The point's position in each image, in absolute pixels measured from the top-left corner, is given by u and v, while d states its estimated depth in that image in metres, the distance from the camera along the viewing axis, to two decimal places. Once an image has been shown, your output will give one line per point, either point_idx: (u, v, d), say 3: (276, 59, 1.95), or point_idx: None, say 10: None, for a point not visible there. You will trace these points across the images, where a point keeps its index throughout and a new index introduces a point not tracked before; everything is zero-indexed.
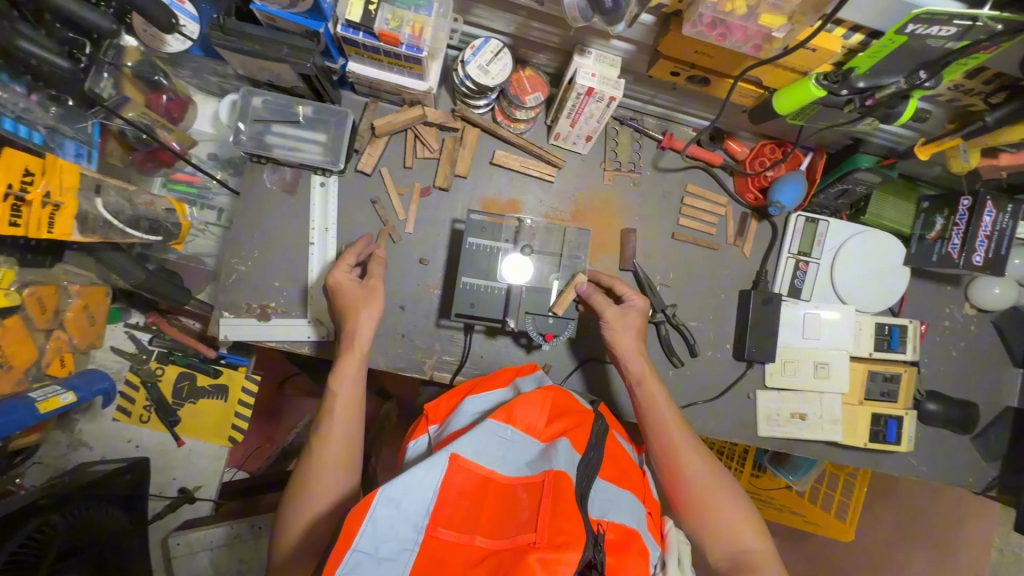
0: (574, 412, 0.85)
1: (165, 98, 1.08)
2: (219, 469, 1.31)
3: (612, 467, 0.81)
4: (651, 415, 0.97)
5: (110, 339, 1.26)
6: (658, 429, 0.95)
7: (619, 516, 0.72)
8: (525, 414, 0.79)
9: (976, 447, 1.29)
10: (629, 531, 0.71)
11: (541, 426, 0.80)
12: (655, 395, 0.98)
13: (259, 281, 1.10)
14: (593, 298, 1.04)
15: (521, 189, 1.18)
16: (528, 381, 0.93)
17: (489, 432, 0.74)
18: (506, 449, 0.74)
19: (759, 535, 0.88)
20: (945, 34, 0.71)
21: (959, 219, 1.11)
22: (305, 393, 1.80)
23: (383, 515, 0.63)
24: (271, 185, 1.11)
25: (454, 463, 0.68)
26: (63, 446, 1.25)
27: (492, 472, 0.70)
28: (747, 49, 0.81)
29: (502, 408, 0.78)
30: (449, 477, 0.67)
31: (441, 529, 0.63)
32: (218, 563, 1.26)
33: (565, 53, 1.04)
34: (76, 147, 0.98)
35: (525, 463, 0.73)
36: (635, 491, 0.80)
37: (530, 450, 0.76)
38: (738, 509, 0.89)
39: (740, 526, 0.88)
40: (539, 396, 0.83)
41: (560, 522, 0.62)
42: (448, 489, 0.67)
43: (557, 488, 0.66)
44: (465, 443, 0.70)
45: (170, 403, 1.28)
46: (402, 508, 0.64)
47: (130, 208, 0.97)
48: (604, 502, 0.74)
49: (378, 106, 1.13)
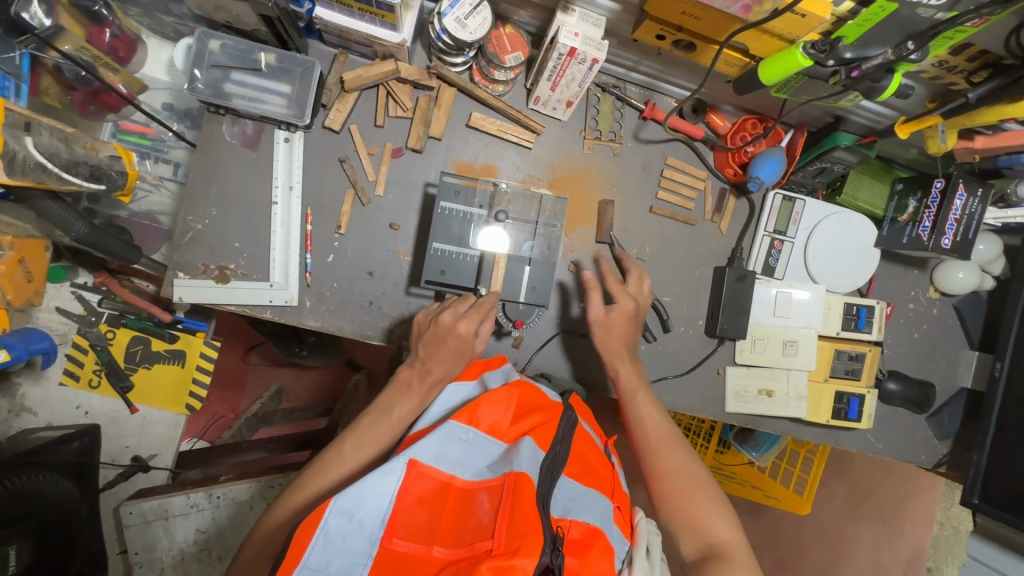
0: (542, 408, 0.85)
1: (109, 33, 1.00)
2: (176, 438, 1.26)
3: (580, 465, 0.81)
4: (633, 411, 0.98)
5: (55, 299, 1.18)
6: (637, 420, 0.97)
7: (582, 514, 0.71)
8: (490, 412, 0.79)
9: (930, 425, 1.33)
10: (593, 529, 0.70)
11: (506, 425, 0.79)
12: (636, 390, 1.00)
13: (216, 241, 1.04)
14: (591, 291, 1.04)
15: (498, 154, 1.13)
16: (495, 376, 0.91)
17: (449, 434, 0.74)
18: (467, 452, 0.73)
19: (733, 525, 0.86)
20: (936, 4, 0.70)
21: (931, 201, 1.11)
22: (271, 361, 1.75)
23: (336, 527, 0.60)
24: (230, 138, 1.04)
25: (411, 470, 0.66)
26: (4, 412, 1.17)
27: (452, 476, 0.69)
28: (735, 9, 0.77)
29: (465, 409, 0.78)
30: (407, 485, 0.66)
31: (396, 540, 0.61)
32: (177, 531, 1.21)
33: (547, 10, 0.99)
34: (2, 77, 0.88)
35: (487, 466, 0.73)
36: (600, 486, 0.80)
37: (492, 452, 0.75)
38: (715, 498, 0.88)
39: (714, 514, 0.86)
40: (504, 394, 0.82)
41: (518, 525, 0.62)
42: (405, 497, 0.65)
43: (516, 490, 0.66)
44: (424, 448, 0.70)
45: (122, 368, 1.22)
46: (356, 519, 0.61)
47: (69, 152, 0.89)
48: (567, 502, 0.73)
49: (347, 58, 1.06)
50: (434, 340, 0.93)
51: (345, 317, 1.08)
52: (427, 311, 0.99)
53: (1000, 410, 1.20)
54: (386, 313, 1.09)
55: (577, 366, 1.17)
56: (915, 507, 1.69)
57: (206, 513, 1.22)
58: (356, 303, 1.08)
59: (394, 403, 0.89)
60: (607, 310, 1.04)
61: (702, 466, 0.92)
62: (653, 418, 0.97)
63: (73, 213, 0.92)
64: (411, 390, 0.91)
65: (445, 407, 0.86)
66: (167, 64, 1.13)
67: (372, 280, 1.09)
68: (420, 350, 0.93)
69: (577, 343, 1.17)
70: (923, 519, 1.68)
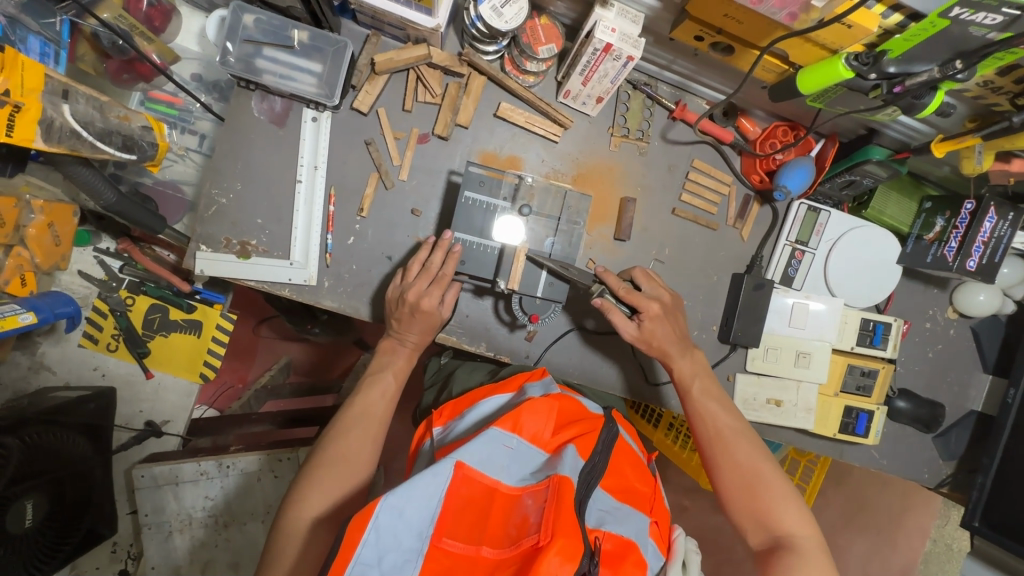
0: (581, 419, 0.89)
1: (146, 3, 1.00)
2: (188, 405, 1.29)
3: (616, 479, 0.84)
4: (697, 405, 0.99)
5: (77, 263, 1.20)
6: (699, 413, 0.99)
7: (616, 526, 0.75)
8: (532, 422, 0.82)
9: (936, 445, 1.33)
10: (628, 542, 0.73)
11: (547, 436, 0.83)
12: (691, 382, 1.01)
13: (240, 215, 1.05)
14: (610, 314, 1.01)
15: (524, 146, 1.12)
16: (536, 387, 0.94)
17: (495, 441, 0.77)
18: (511, 459, 0.77)
19: (807, 518, 0.86)
20: (990, 23, 0.67)
21: (960, 222, 1.10)
22: (282, 335, 1.78)
23: (386, 522, 0.65)
24: (259, 114, 1.04)
25: (458, 472, 0.70)
26: (23, 368, 1.19)
27: (497, 482, 0.73)
28: (781, 17, 0.75)
29: (509, 416, 0.81)
30: (454, 486, 0.70)
31: (445, 539, 0.66)
32: (186, 498, 1.23)
33: (584, 2, 0.98)
34: (41, 44, 0.88)
35: (530, 473, 0.77)
36: (636, 502, 0.83)
37: (534, 460, 0.79)
38: (787, 495, 0.88)
39: (785, 510, 0.87)
40: (545, 405, 0.85)
41: (561, 522, 0.65)
42: (453, 498, 0.70)
43: (559, 494, 0.69)
44: (471, 451, 0.73)
45: (140, 334, 1.24)
46: (405, 516, 0.66)
47: (102, 121, 0.89)
48: (601, 513, 0.76)
49: (379, 40, 1.05)
50: (401, 319, 1.00)
51: (362, 300, 1.09)
52: (394, 285, 1.02)
53: (1009, 436, 1.20)
54: None
55: (587, 362, 1.18)
56: (910, 523, 1.70)
57: (215, 481, 1.25)
58: (373, 285, 1.09)
59: (383, 364, 1.01)
60: (637, 323, 1.01)
61: (770, 459, 0.92)
62: (713, 413, 0.98)
63: (102, 181, 0.93)
64: (397, 352, 1.02)
65: (482, 413, 0.90)
66: (199, 35, 1.13)
67: (390, 264, 1.09)
68: (395, 322, 1.02)
69: (589, 339, 1.17)
70: (916, 535, 1.69)
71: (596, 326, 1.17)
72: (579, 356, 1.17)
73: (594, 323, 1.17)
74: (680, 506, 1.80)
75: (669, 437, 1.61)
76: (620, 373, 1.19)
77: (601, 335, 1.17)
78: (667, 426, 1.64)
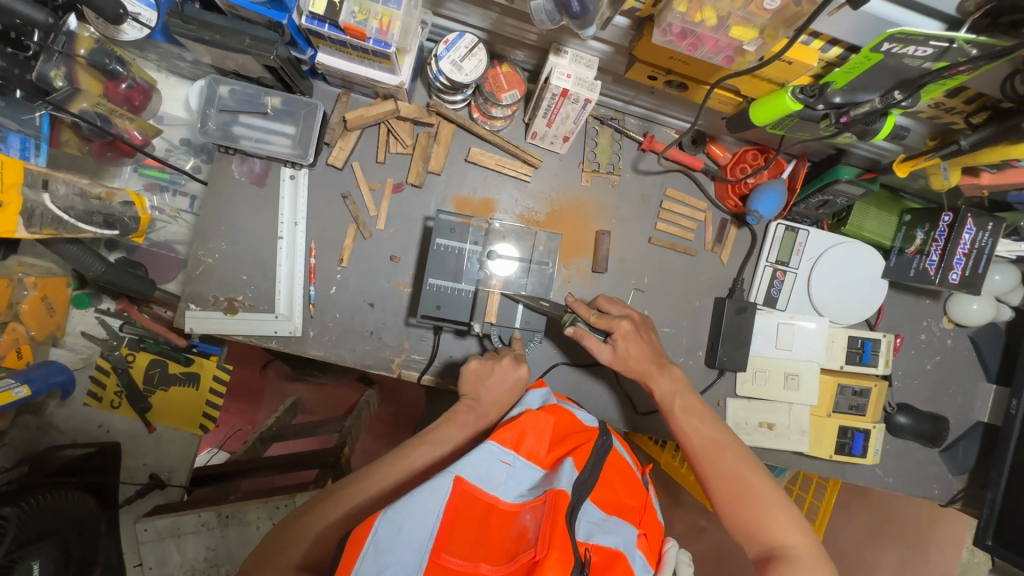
0: (574, 434, 0.87)
1: (125, 85, 1.06)
2: (190, 456, 1.32)
3: (606, 492, 0.81)
4: (682, 422, 0.94)
5: (80, 325, 1.27)
6: (681, 432, 0.94)
7: (604, 537, 0.72)
8: (529, 440, 0.81)
9: (943, 460, 1.30)
10: (614, 553, 0.71)
11: (543, 453, 0.81)
12: (673, 399, 0.97)
13: (226, 273, 1.09)
14: (584, 340, 1.02)
15: (497, 188, 1.15)
16: (533, 399, 0.92)
17: (492, 456, 0.76)
18: (509, 475, 0.76)
19: (798, 526, 0.82)
20: (922, 55, 0.67)
21: (938, 235, 1.09)
22: (286, 378, 1.82)
23: (385, 536, 0.64)
24: (240, 176, 1.08)
25: (456, 487, 0.70)
26: (33, 429, 1.25)
27: (496, 499, 0.73)
28: (719, 60, 0.77)
29: (508, 432, 0.80)
30: (453, 501, 0.69)
31: (445, 555, 0.64)
32: (187, 547, 1.25)
33: (540, 49, 1.01)
34: (21, 140, 0.95)
35: (527, 490, 0.75)
36: (625, 514, 0.80)
37: (531, 477, 0.78)
38: (780, 504, 0.84)
39: (776, 520, 0.82)
40: (543, 420, 0.83)
41: (557, 535, 0.64)
42: (452, 512, 0.68)
43: (556, 508, 0.68)
44: (468, 466, 0.73)
45: (141, 390, 1.28)
46: (405, 531, 0.65)
47: (83, 202, 0.94)
48: (590, 525, 0.73)
49: (349, 98, 1.10)
50: None
51: (347, 347, 1.12)
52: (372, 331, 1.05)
53: (1014, 448, 1.16)
54: (387, 343, 1.13)
55: (574, 396, 1.18)
56: (940, 533, 1.66)
57: (216, 532, 1.26)
58: (357, 333, 1.12)
59: None
60: (612, 345, 1.01)
61: (760, 468, 0.87)
62: (700, 428, 0.93)
63: (89, 254, 1.02)
64: None
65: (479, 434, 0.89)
66: (184, 102, 1.19)
67: (372, 311, 1.12)
68: None
69: (574, 373, 1.18)
70: (949, 544, 1.64)
71: (580, 358, 1.18)
72: (567, 388, 1.18)
73: (579, 356, 1.18)
74: (697, 527, 1.75)
75: (675, 460, 1.59)
76: (609, 405, 1.19)
77: (586, 366, 1.18)
78: (674, 447, 1.62)
